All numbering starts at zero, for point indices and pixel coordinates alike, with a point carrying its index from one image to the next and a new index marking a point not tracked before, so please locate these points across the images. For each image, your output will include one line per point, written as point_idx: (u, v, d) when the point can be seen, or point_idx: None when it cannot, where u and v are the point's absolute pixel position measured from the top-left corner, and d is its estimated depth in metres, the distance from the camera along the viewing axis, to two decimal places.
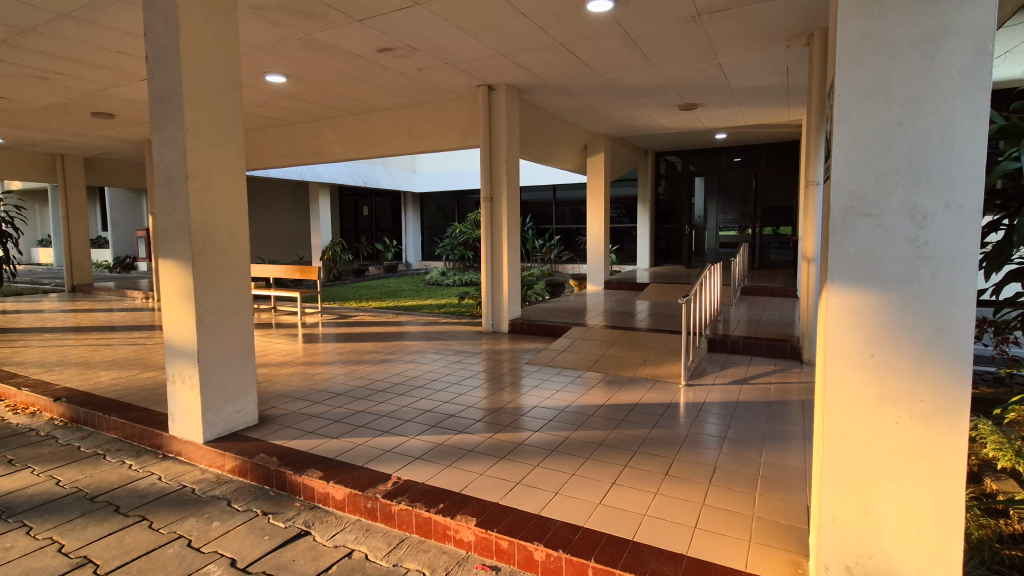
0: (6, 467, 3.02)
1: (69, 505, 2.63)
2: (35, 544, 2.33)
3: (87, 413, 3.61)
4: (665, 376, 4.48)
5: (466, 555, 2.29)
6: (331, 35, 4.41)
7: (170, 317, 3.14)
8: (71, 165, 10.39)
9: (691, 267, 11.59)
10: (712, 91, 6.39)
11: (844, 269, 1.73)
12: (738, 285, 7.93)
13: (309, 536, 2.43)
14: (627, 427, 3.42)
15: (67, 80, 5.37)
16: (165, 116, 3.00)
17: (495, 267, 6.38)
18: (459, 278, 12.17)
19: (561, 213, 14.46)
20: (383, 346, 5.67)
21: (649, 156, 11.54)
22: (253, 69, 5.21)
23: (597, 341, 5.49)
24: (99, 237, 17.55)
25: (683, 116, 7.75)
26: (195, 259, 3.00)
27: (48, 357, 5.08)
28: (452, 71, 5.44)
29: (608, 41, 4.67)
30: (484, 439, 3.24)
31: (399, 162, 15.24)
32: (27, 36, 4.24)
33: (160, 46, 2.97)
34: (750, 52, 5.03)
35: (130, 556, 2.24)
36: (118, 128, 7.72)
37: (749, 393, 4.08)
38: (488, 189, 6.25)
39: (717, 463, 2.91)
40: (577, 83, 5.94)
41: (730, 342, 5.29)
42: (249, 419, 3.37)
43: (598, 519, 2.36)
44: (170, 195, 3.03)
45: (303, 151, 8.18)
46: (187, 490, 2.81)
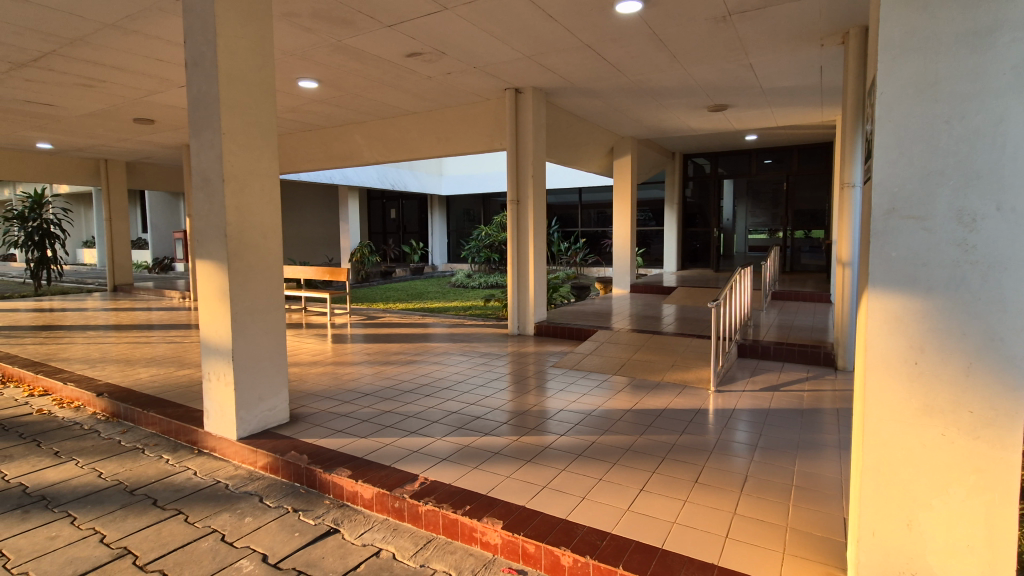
0: (52, 458, 3.15)
1: (110, 497, 2.72)
2: (77, 534, 2.41)
3: (127, 408, 3.73)
4: (693, 382, 4.40)
5: (493, 558, 2.29)
6: (361, 40, 4.49)
7: (206, 317, 3.23)
8: (114, 169, 10.82)
9: (720, 270, 11.41)
10: (743, 92, 6.27)
11: (886, 274, 1.67)
12: (769, 290, 7.74)
13: (337, 534, 2.46)
14: (654, 433, 3.37)
15: (112, 87, 5.59)
16: (203, 121, 3.09)
17: (521, 270, 6.38)
18: (484, 281, 12.22)
19: (587, 216, 14.40)
20: (409, 347, 5.72)
21: (676, 159, 11.35)
22: (286, 75, 5.33)
23: (623, 344, 5.43)
24: (139, 238, 18.24)
25: (712, 117, 7.63)
26: (231, 261, 3.08)
27: (92, 353, 5.29)
28: (479, 75, 5.48)
29: (636, 43, 4.63)
30: (510, 442, 3.23)
31: (425, 165, 15.40)
32: (75, 46, 4.43)
33: (198, 54, 3.06)
34: (782, 52, 4.92)
35: (167, 548, 2.30)
36: (157, 133, 7.99)
37: (781, 400, 3.98)
38: (515, 192, 6.26)
39: (748, 471, 2.84)
40: (604, 85, 5.91)
41: (760, 348, 5.18)
42: (280, 417, 3.44)
43: (626, 525, 2.33)
44: (207, 198, 3.12)
45: (332, 155, 8.33)
46: (221, 486, 2.88)
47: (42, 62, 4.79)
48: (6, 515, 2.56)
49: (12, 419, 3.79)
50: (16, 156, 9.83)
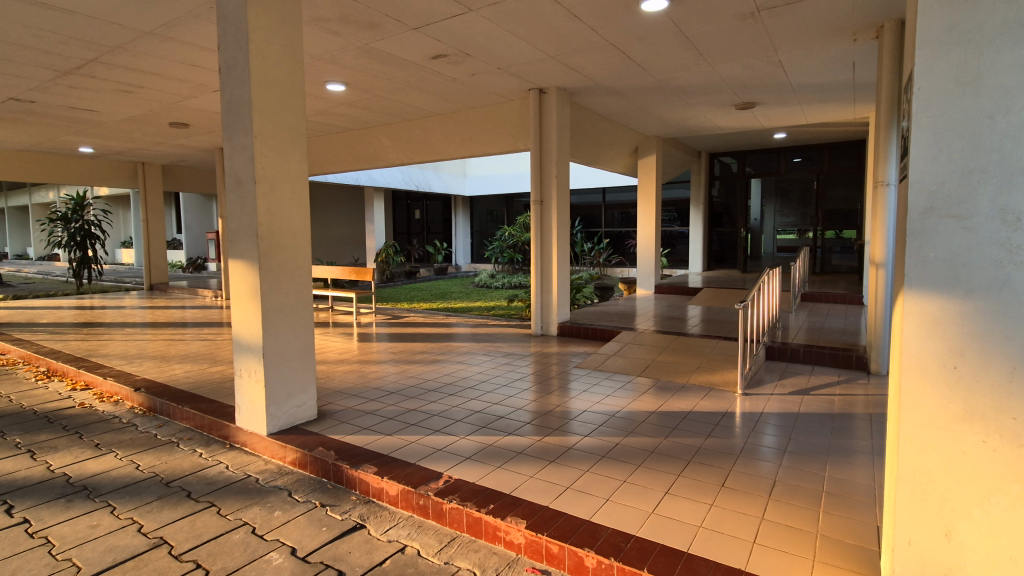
0: (94, 450, 3.28)
1: (147, 489, 2.82)
2: (117, 523, 2.50)
3: (163, 403, 3.86)
4: (720, 384, 4.33)
5: (516, 558, 2.29)
6: (388, 43, 4.55)
7: (238, 315, 3.31)
8: (150, 172, 11.19)
9: (747, 271, 11.21)
10: (771, 89, 6.15)
11: (923, 275, 1.62)
12: (798, 291, 7.56)
13: (363, 529, 2.50)
14: (679, 435, 3.33)
15: (149, 93, 5.79)
16: (235, 124, 3.18)
17: (544, 270, 6.38)
18: (508, 281, 12.25)
19: (610, 216, 14.31)
20: (433, 346, 5.77)
21: (702, 158, 11.15)
22: (314, 78, 5.44)
23: (648, 345, 5.38)
24: (174, 239, 18.82)
25: (740, 115, 7.49)
26: (262, 260, 3.16)
27: (130, 350, 5.48)
28: (503, 76, 5.49)
29: (662, 41, 4.58)
30: (533, 441, 3.24)
31: (449, 166, 15.52)
32: (115, 54, 4.61)
33: (231, 60, 3.15)
34: (813, 48, 4.81)
35: (201, 539, 2.38)
36: (191, 136, 8.24)
37: (811, 404, 3.89)
38: (538, 192, 6.26)
39: (776, 476, 2.79)
40: (628, 84, 5.87)
41: (789, 350, 5.06)
42: (309, 414, 3.51)
43: (651, 528, 2.31)
44: (239, 199, 3.21)
45: (359, 157, 8.46)
46: (252, 479, 2.95)
47: (85, 69, 4.99)
48: (52, 503, 2.67)
49: (56, 411, 3.96)
50: (60, 159, 10.26)
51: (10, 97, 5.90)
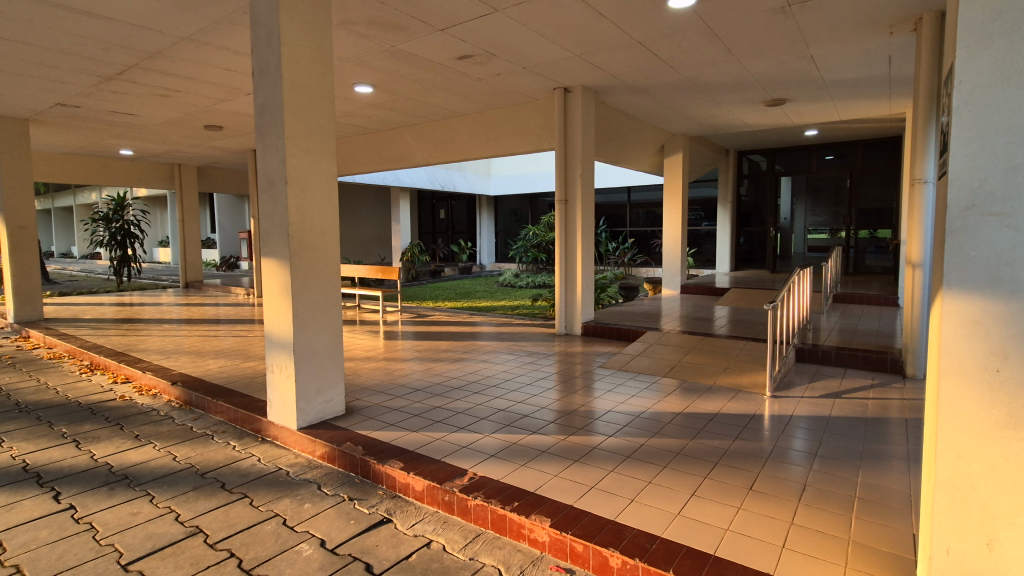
0: (134, 441, 3.41)
1: (184, 479, 2.93)
2: (155, 512, 2.60)
3: (198, 397, 3.99)
4: (748, 386, 4.25)
5: (541, 556, 2.30)
6: (414, 45, 4.61)
7: (270, 312, 3.40)
8: (187, 173, 11.51)
9: (777, 272, 10.97)
10: (803, 85, 6.01)
11: (963, 275, 1.57)
12: (830, 292, 7.37)
13: (390, 523, 2.54)
14: (706, 437, 3.29)
15: (186, 97, 5.98)
16: (268, 126, 3.26)
17: (568, 269, 6.37)
18: (532, 281, 12.26)
19: (635, 215, 14.19)
20: (458, 345, 5.81)
21: (731, 156, 10.95)
22: (343, 81, 5.54)
23: (673, 346, 5.31)
24: (208, 238, 19.39)
25: (770, 112, 7.33)
26: (293, 260, 3.24)
27: (167, 345, 5.68)
28: (528, 75, 5.50)
29: (689, 38, 4.52)
30: (557, 440, 3.24)
31: (474, 166, 15.60)
32: (154, 59, 4.78)
33: (264, 64, 3.23)
34: (846, 43, 4.69)
35: (234, 529, 2.45)
36: (225, 138, 8.48)
37: (843, 407, 3.79)
38: (563, 192, 6.26)
39: (806, 481, 2.72)
40: (655, 82, 5.81)
41: (821, 352, 4.94)
42: (337, 409, 3.58)
43: (676, 530, 2.29)
44: (271, 199, 3.29)
45: (385, 158, 8.59)
46: (282, 472, 3.03)
47: (126, 75, 5.19)
48: (96, 491, 2.79)
49: (99, 403, 4.13)
50: (102, 162, 10.68)
51: (57, 103, 6.17)
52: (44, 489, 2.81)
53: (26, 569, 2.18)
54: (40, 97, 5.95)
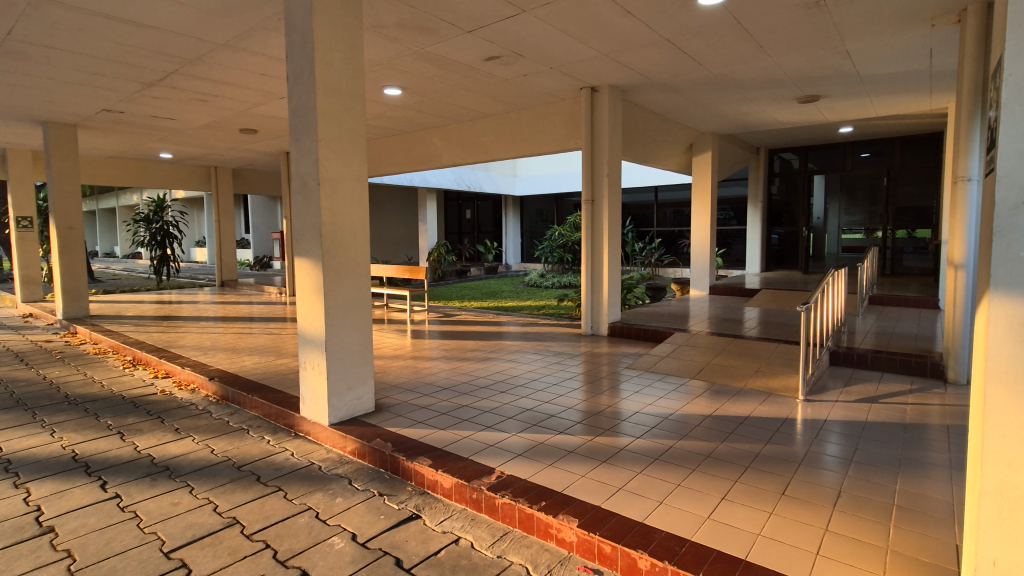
0: (174, 434, 3.54)
1: (221, 471, 3.02)
2: (195, 502, 2.69)
3: (234, 392, 4.11)
4: (780, 390, 4.16)
5: (568, 556, 2.30)
6: (442, 47, 4.66)
7: (303, 310, 3.48)
8: (222, 176, 11.88)
9: (810, 273, 10.69)
10: (837, 80, 5.85)
11: (1012, 275, 1.51)
12: (866, 293, 7.15)
13: (419, 519, 2.57)
14: (737, 441, 3.23)
15: (223, 101, 6.16)
16: (301, 129, 3.34)
17: (595, 269, 6.34)
18: (558, 281, 12.24)
19: (663, 215, 14.03)
20: (484, 344, 5.85)
21: (761, 154, 10.72)
22: (373, 83, 5.64)
23: (702, 348, 5.24)
24: (242, 238, 19.95)
25: (803, 109, 7.16)
26: (325, 260, 3.31)
27: (205, 342, 5.88)
28: (555, 75, 5.50)
29: (719, 35, 4.45)
30: (583, 441, 3.23)
31: (500, 167, 15.65)
32: (194, 66, 4.95)
33: (298, 68, 3.31)
34: (884, 37, 4.55)
35: (269, 521, 2.52)
36: (259, 141, 8.71)
37: (879, 413, 3.68)
38: (589, 191, 6.23)
39: (841, 487, 2.66)
40: (684, 80, 5.74)
41: (856, 356, 4.79)
42: (367, 406, 3.64)
43: (706, 533, 2.26)
44: (304, 200, 3.37)
45: (413, 159, 8.69)
46: (315, 467, 3.10)
47: (167, 81, 5.38)
48: (139, 481, 2.91)
49: (142, 397, 4.29)
50: (144, 165, 11.09)
51: (102, 108, 6.44)
52: (92, 477, 2.94)
53: (76, 553, 2.28)
54: (87, 104, 6.22)
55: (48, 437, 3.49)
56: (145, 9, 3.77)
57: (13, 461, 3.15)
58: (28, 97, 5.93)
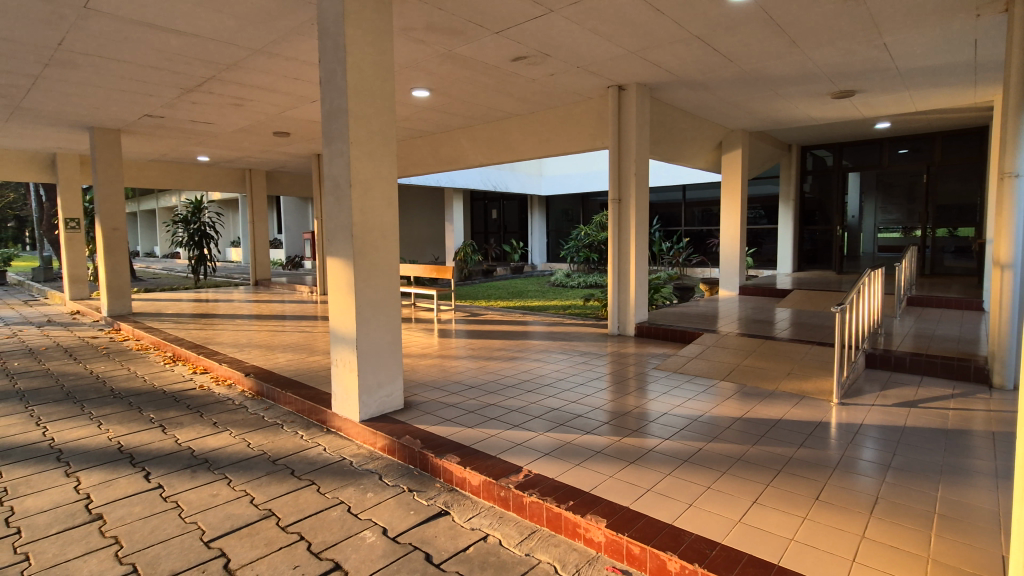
0: (213, 427, 3.67)
1: (257, 464, 3.12)
2: (233, 494, 2.78)
3: (269, 388, 4.23)
4: (813, 393, 4.06)
5: (596, 555, 2.30)
6: (470, 48, 4.69)
7: (335, 309, 3.56)
8: (257, 178, 12.21)
9: (844, 273, 10.38)
10: (874, 75, 5.67)
11: None
12: (904, 294, 6.91)
13: (448, 516, 2.61)
14: (769, 444, 3.17)
15: (258, 105, 6.33)
16: (333, 131, 3.41)
17: (621, 269, 6.30)
18: (584, 280, 12.19)
19: (691, 214, 13.83)
20: (511, 344, 5.87)
21: (794, 151, 10.47)
22: (402, 86, 5.72)
23: (732, 349, 5.15)
24: (275, 239, 20.45)
25: (837, 105, 6.96)
26: (357, 259, 3.38)
27: (240, 339, 6.06)
28: (582, 74, 5.48)
29: (751, 30, 4.37)
30: (611, 442, 3.22)
31: (526, 167, 15.67)
32: (230, 71, 5.10)
33: (330, 72, 3.39)
34: (925, 28, 4.39)
35: (303, 514, 2.59)
36: (292, 144, 8.92)
37: (919, 418, 3.56)
38: (616, 191, 6.19)
39: (877, 493, 2.58)
40: (714, 77, 5.64)
41: (894, 358, 4.65)
42: (396, 403, 3.71)
43: (738, 537, 2.23)
44: (336, 201, 3.44)
45: (440, 160, 8.78)
46: (346, 462, 3.17)
47: (205, 86, 5.56)
48: (181, 472, 3.03)
49: (182, 392, 4.46)
50: (183, 168, 11.49)
51: (145, 114, 6.70)
52: (137, 468, 3.07)
53: (123, 540, 2.39)
54: (131, 110, 6.47)
55: (96, 428, 3.66)
56: (185, 17, 3.90)
57: (64, 451, 3.30)
58: (76, 105, 6.20)
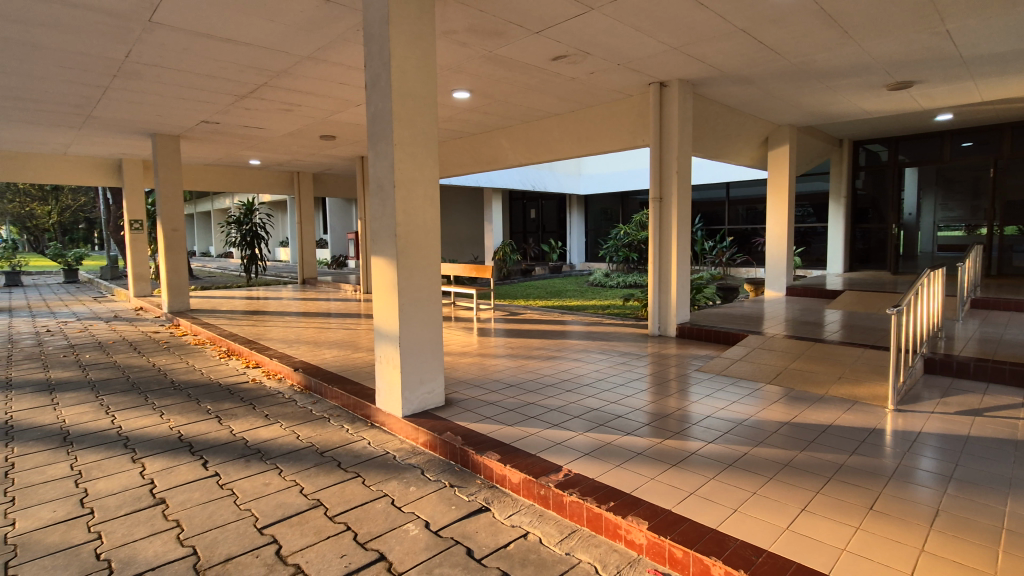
0: (264, 419, 3.83)
1: (306, 456, 3.24)
2: (283, 483, 2.90)
3: (316, 382, 4.38)
4: (866, 398, 3.89)
5: (637, 558, 2.28)
6: (511, 49, 4.72)
7: (379, 306, 3.65)
8: (304, 180, 12.64)
9: (900, 273, 9.86)
10: (936, 64, 5.37)
11: None
12: (968, 296, 6.51)
13: (489, 512, 2.64)
14: (818, 451, 3.06)
15: (306, 110, 6.57)
16: (378, 134, 3.50)
17: (662, 269, 6.20)
18: (624, 280, 12.06)
19: (735, 212, 13.45)
20: (549, 343, 5.86)
21: (845, 146, 10.03)
22: (443, 88, 5.81)
23: (779, 352, 4.99)
24: (321, 239, 21.14)
25: (894, 97, 6.63)
26: (400, 258, 3.46)
27: (288, 335, 6.30)
28: (623, 72, 5.42)
29: (800, 22, 4.22)
30: (652, 444, 3.18)
31: (565, 166, 15.63)
32: (281, 78, 5.31)
33: (375, 75, 3.48)
34: (992, 13, 4.13)
35: (350, 505, 2.68)
36: (337, 147, 9.19)
37: (984, 428, 3.35)
38: (657, 189, 6.10)
39: (938, 505, 2.45)
40: (760, 71, 5.47)
41: (955, 364, 4.39)
42: (437, 400, 3.77)
43: (785, 544, 2.16)
44: (380, 202, 3.53)
45: (479, 160, 8.85)
46: (390, 456, 3.25)
47: (257, 93, 5.81)
48: (235, 461, 3.18)
49: (236, 384, 4.68)
50: (236, 172, 12.03)
51: (201, 120, 7.05)
52: (195, 456, 3.25)
53: (184, 523, 2.53)
54: (189, 116, 6.82)
55: (158, 417, 3.88)
56: (238, 26, 4.08)
57: (130, 438, 3.52)
58: (140, 113, 6.59)
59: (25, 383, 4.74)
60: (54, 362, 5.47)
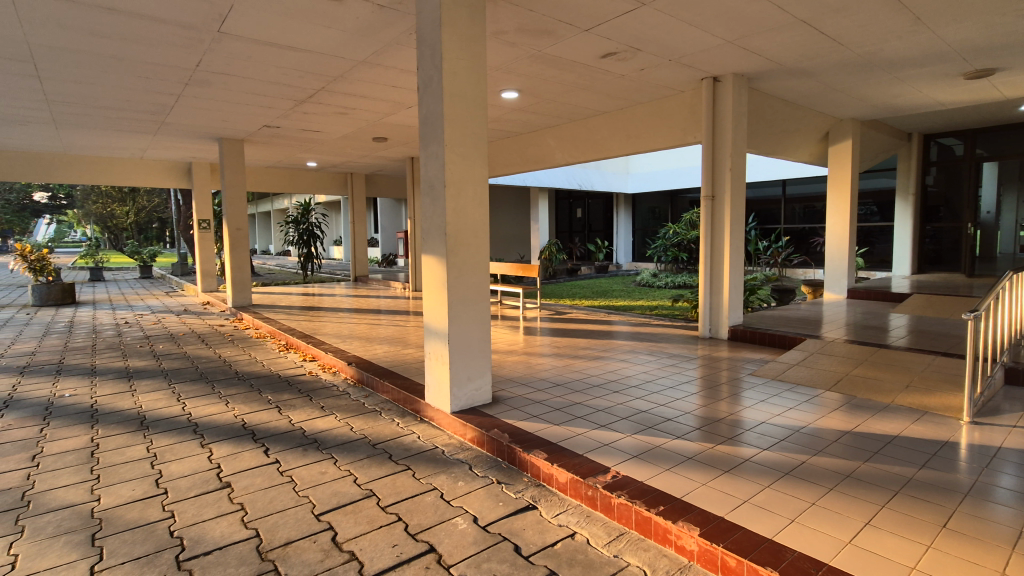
0: (320, 411, 3.99)
1: (359, 447, 3.35)
2: (338, 473, 3.01)
3: (369, 376, 4.52)
4: (937, 409, 3.65)
5: (688, 564, 2.23)
6: (560, 47, 4.71)
7: (429, 304, 3.73)
8: (357, 181, 13.05)
9: (977, 276, 9.16)
10: (1021, 49, 4.96)
11: None
12: None
13: (536, 510, 2.65)
14: (883, 462, 2.90)
15: (360, 113, 6.78)
16: (430, 135, 3.57)
17: (714, 269, 6.03)
18: (672, 280, 11.80)
19: (791, 211, 12.90)
20: (596, 343, 5.82)
21: (915, 140, 9.46)
22: (493, 88, 5.87)
23: (839, 357, 4.75)
24: (372, 238, 21.76)
25: (971, 86, 6.17)
26: (450, 256, 3.52)
27: (342, 330, 6.53)
28: (674, 67, 5.30)
29: (866, 10, 4.00)
30: (703, 448, 3.10)
31: (613, 164, 15.44)
32: (336, 83, 5.51)
33: (427, 78, 3.55)
34: None
35: (401, 496, 2.75)
36: (389, 149, 9.45)
37: None
38: (710, 188, 5.92)
39: (1021, 527, 2.27)
40: (821, 63, 5.22)
41: None
42: (485, 397, 3.81)
43: (847, 559, 2.06)
44: (431, 201, 3.61)
45: (527, 160, 8.88)
46: (439, 451, 3.32)
47: (314, 97, 6.05)
48: (294, 450, 3.33)
49: (294, 376, 4.90)
50: (295, 173, 12.56)
51: (263, 125, 7.41)
52: (258, 444, 3.42)
53: (247, 507, 2.67)
54: (252, 121, 7.18)
55: (224, 406, 4.12)
56: (299, 34, 4.26)
57: (199, 424, 3.75)
58: (208, 118, 6.99)
59: (107, 370, 5.14)
60: (132, 351, 5.90)
